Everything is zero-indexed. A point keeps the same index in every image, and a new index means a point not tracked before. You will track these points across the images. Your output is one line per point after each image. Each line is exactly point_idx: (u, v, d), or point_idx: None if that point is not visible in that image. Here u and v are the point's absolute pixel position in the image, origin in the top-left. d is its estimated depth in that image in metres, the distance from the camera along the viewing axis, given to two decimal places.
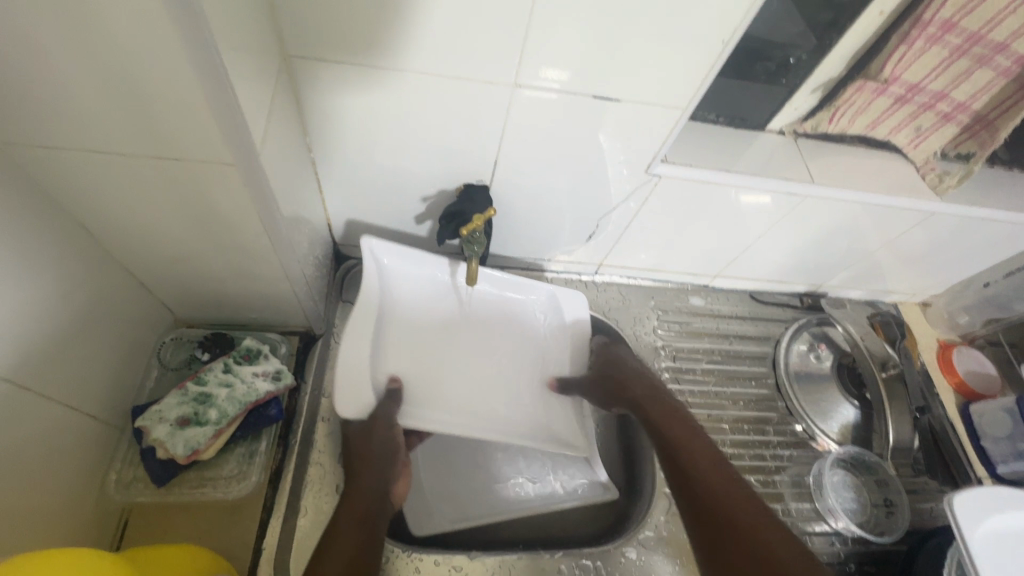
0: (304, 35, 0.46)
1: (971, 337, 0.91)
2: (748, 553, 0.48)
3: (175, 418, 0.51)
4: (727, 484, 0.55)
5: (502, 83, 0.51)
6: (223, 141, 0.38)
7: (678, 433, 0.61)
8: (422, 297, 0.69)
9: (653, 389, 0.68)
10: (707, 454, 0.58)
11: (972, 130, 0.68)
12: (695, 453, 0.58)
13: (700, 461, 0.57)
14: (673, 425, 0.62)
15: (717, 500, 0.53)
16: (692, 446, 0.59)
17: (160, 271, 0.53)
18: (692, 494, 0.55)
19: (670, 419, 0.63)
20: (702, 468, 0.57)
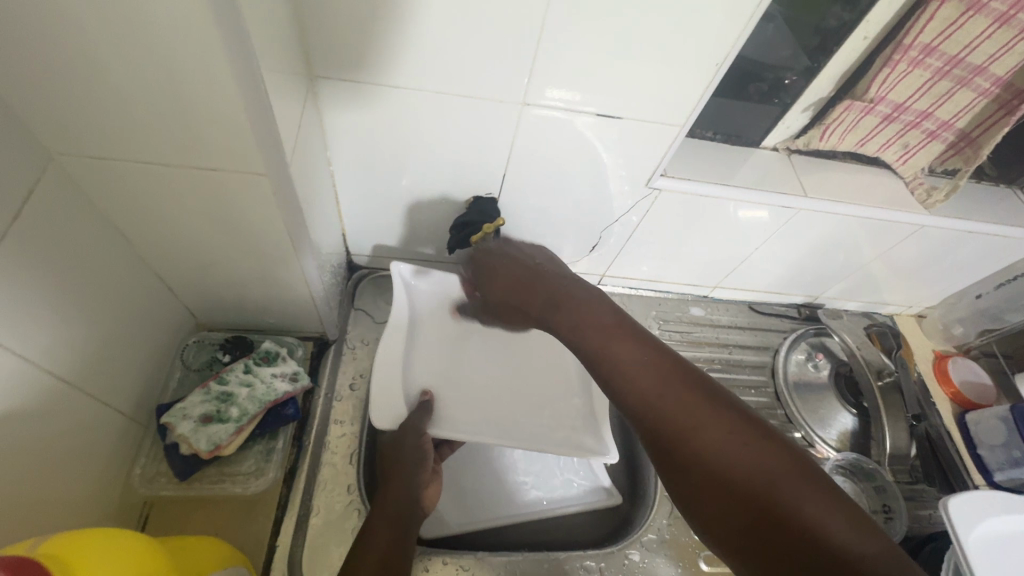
0: (327, 58, 0.50)
1: (967, 348, 0.93)
2: (688, 457, 0.36)
3: (198, 416, 0.53)
4: (661, 371, 0.40)
5: (510, 101, 0.55)
6: (257, 152, 0.41)
7: (597, 331, 0.44)
8: (453, 313, 0.74)
9: (568, 283, 0.52)
10: (631, 346, 0.42)
11: (957, 147, 0.72)
12: (616, 349, 0.42)
13: (625, 357, 0.42)
14: (587, 324, 0.45)
15: (654, 405, 0.39)
16: (612, 342, 0.43)
17: (187, 277, 0.56)
18: (623, 401, 0.40)
19: (590, 314, 0.46)
20: (629, 364, 0.41)
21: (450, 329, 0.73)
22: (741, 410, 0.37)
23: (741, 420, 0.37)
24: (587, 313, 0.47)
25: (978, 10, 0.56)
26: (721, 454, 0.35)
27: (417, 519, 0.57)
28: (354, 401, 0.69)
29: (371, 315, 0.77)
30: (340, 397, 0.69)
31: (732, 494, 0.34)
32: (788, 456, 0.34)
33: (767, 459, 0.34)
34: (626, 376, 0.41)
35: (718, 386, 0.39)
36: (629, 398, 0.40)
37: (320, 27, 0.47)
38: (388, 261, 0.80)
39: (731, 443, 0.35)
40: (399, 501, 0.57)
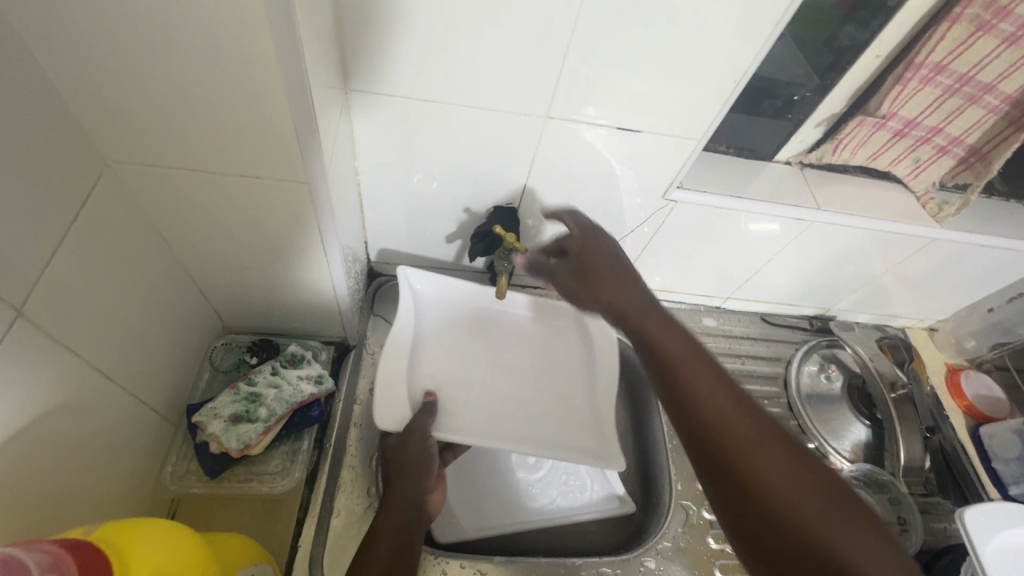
0: (363, 73, 0.52)
1: (979, 362, 0.94)
2: (745, 481, 0.38)
3: (228, 415, 0.54)
4: (731, 404, 0.42)
5: (534, 114, 0.57)
6: (299, 160, 0.43)
7: (678, 349, 0.47)
8: (460, 317, 0.75)
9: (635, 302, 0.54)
10: (704, 372, 0.45)
11: (968, 162, 0.73)
12: (688, 367, 0.45)
13: (697, 380, 0.44)
14: (661, 344, 0.48)
15: (715, 428, 0.41)
16: (684, 365, 0.45)
17: (220, 281, 0.58)
18: (685, 416, 0.43)
19: (662, 335, 0.49)
20: (701, 390, 0.43)
21: (464, 334, 0.75)
22: (806, 454, 0.39)
23: (801, 461, 0.39)
24: (665, 333, 0.49)
25: (986, 30, 0.58)
26: (778, 488, 0.37)
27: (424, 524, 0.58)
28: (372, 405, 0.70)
29: (389, 321, 0.79)
30: (360, 401, 0.70)
31: (786, 524, 0.36)
32: (839, 499, 0.37)
33: (819, 497, 0.37)
34: (693, 396, 0.43)
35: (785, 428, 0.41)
36: (691, 409, 0.42)
37: (358, 43, 0.50)
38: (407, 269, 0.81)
39: (790, 477, 0.38)
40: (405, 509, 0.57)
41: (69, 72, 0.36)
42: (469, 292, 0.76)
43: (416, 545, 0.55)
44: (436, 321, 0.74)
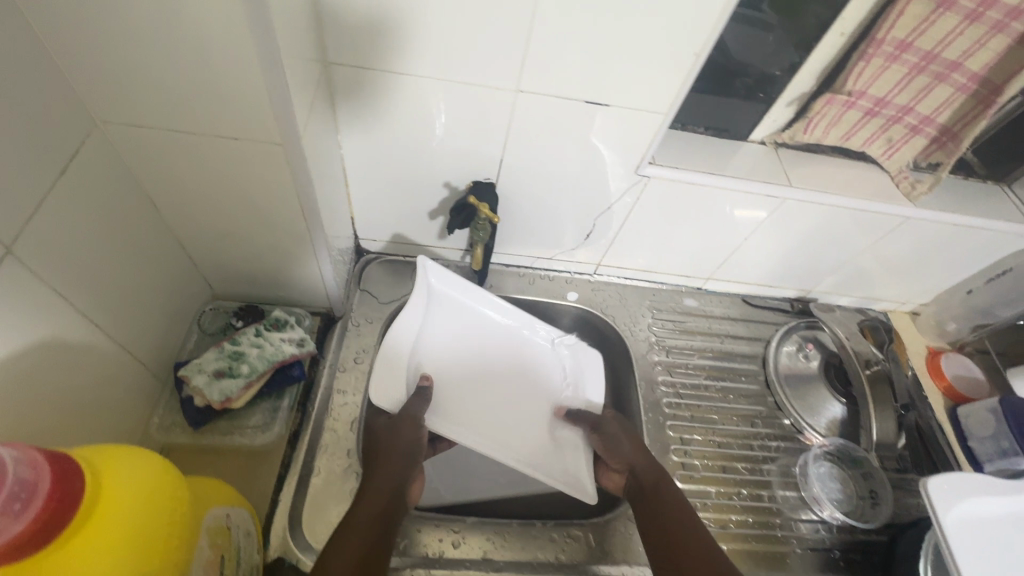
0: (341, 50, 0.55)
1: (960, 345, 0.94)
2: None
3: (212, 370, 0.58)
4: (682, 516, 0.58)
5: (505, 89, 0.59)
6: (274, 121, 0.46)
7: (646, 472, 0.64)
8: (469, 321, 0.78)
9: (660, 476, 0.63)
10: (669, 492, 0.61)
11: (940, 141, 0.74)
12: (659, 487, 0.62)
13: (694, 542, 0.55)
14: (668, 503, 0.60)
15: (673, 538, 0.56)
16: (682, 517, 0.58)
17: (208, 247, 0.61)
18: (650, 523, 0.58)
19: (635, 457, 0.66)
20: (662, 502, 0.60)
21: (472, 326, 0.78)
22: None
23: None
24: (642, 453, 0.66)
25: (947, 7, 0.60)
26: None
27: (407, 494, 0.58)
28: (356, 373, 0.74)
29: (376, 296, 0.81)
30: (343, 369, 0.74)
31: None
32: None
33: None
34: (657, 502, 0.60)
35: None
36: (663, 538, 0.56)
37: (334, 20, 0.52)
38: (393, 247, 0.84)
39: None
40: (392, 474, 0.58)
41: (54, 31, 0.39)
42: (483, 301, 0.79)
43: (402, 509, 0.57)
44: (445, 321, 0.77)
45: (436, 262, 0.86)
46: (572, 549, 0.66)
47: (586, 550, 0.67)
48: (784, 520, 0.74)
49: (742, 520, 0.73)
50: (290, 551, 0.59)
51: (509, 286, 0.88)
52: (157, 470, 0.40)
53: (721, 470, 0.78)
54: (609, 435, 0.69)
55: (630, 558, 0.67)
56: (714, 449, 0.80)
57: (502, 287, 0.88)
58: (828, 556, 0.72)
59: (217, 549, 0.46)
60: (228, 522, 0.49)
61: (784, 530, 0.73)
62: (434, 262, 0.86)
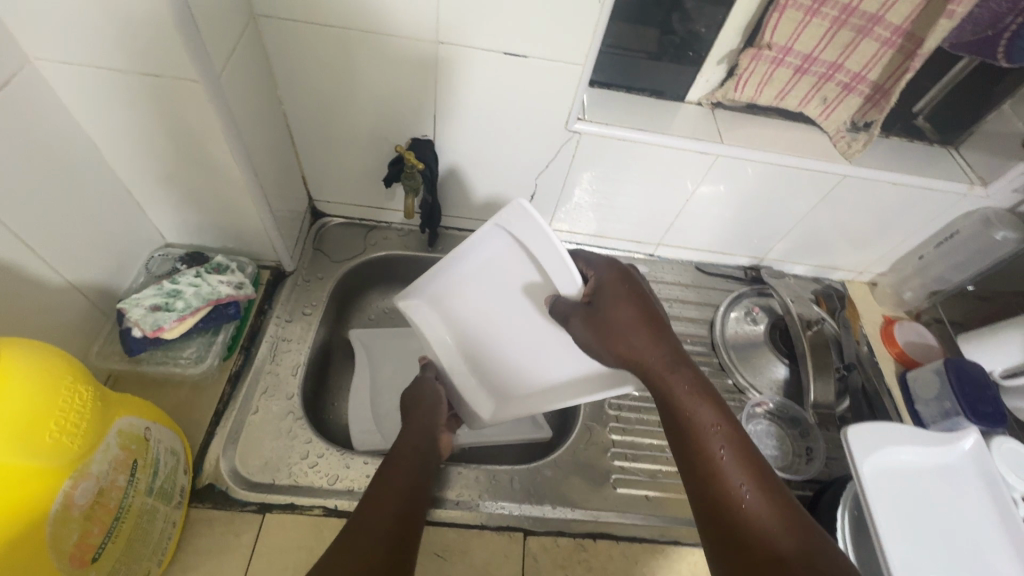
0: (269, 3, 0.59)
1: (917, 313, 0.94)
2: (722, 495, 0.47)
3: (149, 304, 0.62)
4: (704, 402, 0.51)
5: (427, 40, 0.62)
6: (188, 57, 0.50)
7: (656, 356, 0.53)
8: (464, 304, 0.74)
9: (666, 360, 0.52)
10: (684, 376, 0.52)
11: (874, 100, 0.74)
12: (674, 372, 0.52)
13: (715, 442, 0.49)
14: (681, 396, 0.51)
15: (697, 433, 0.49)
16: (700, 410, 0.50)
17: (151, 191, 0.65)
18: (669, 417, 0.52)
19: (641, 344, 0.53)
20: (678, 391, 0.51)
21: (461, 296, 0.74)
22: (779, 488, 0.47)
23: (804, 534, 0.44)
24: (650, 329, 0.54)
25: None
26: (749, 499, 0.46)
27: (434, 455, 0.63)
28: (302, 323, 0.78)
29: (330, 256, 0.86)
30: (291, 320, 0.78)
31: None
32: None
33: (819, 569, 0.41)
34: (674, 395, 0.51)
35: (772, 470, 0.48)
36: (683, 443, 0.50)
37: None
38: (348, 209, 0.89)
39: (762, 493, 0.46)
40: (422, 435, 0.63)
41: None
42: (448, 268, 0.73)
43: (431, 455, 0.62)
44: (452, 324, 0.76)
45: (390, 226, 0.91)
46: (496, 490, 0.67)
47: (510, 490, 0.68)
48: None
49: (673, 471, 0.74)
50: (220, 479, 0.62)
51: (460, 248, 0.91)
52: (61, 376, 0.42)
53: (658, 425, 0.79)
54: (605, 321, 0.55)
55: (554, 500, 0.68)
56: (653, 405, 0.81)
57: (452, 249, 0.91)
58: None
59: (129, 453, 0.49)
60: (146, 434, 0.52)
61: None
62: (390, 227, 0.91)
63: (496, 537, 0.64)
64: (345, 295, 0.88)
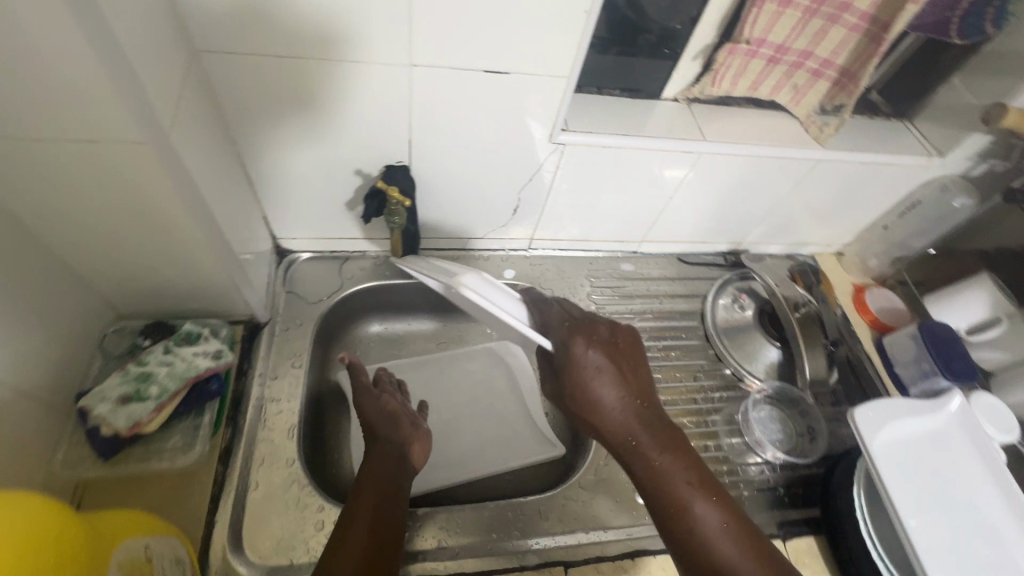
0: (211, 37, 0.51)
1: (882, 279, 0.99)
2: (707, 566, 0.46)
3: (116, 397, 0.55)
4: (687, 477, 0.49)
5: (398, 64, 0.57)
6: (130, 118, 0.42)
7: (635, 430, 0.51)
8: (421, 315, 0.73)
9: (639, 432, 0.51)
10: (658, 445, 0.50)
11: (842, 83, 0.75)
12: (652, 446, 0.50)
13: (695, 514, 0.48)
14: (657, 466, 0.50)
15: (683, 510, 0.48)
16: (677, 481, 0.49)
17: (97, 264, 0.56)
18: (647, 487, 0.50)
19: (612, 415, 0.51)
20: (662, 465, 0.50)
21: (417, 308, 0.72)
22: (761, 548, 0.47)
23: None
24: (626, 400, 0.52)
25: None
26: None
27: (408, 474, 0.63)
28: (289, 379, 0.71)
29: (304, 297, 0.79)
30: (275, 377, 0.71)
31: None
32: None
33: None
34: (658, 470, 0.50)
35: (754, 530, 0.48)
36: (663, 513, 0.49)
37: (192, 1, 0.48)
38: (317, 243, 0.82)
39: (750, 568, 0.46)
40: (395, 457, 0.63)
41: None
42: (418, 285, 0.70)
43: (401, 496, 0.59)
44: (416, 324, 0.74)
45: (364, 255, 0.85)
46: (527, 526, 0.66)
47: (541, 522, 0.66)
48: (731, 467, 0.76)
49: None
50: (233, 572, 0.56)
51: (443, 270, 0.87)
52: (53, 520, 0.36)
53: None
54: (575, 393, 0.53)
55: (585, 524, 0.67)
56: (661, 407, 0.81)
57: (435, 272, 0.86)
58: (773, 494, 0.75)
59: None
60: (148, 554, 0.46)
61: (731, 476, 0.75)
62: (365, 256, 0.85)
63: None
64: (328, 337, 0.81)
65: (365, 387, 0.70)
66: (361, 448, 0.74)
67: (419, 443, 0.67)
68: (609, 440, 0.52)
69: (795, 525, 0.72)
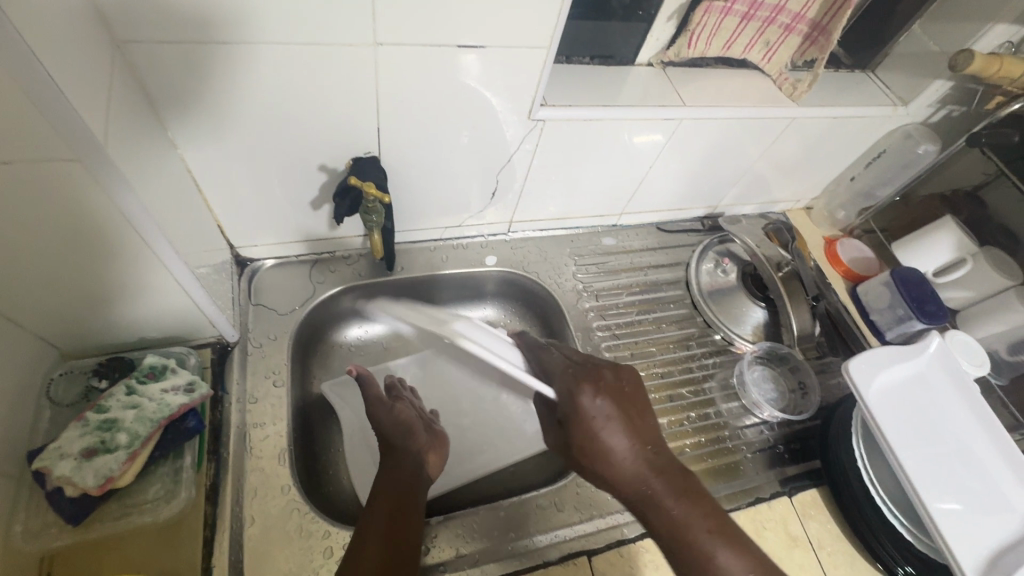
0: (136, 27, 0.43)
1: (850, 230, 1.02)
2: None
3: (79, 451, 0.49)
4: (705, 525, 0.49)
5: (361, 44, 0.50)
6: (51, 130, 0.36)
7: (649, 478, 0.50)
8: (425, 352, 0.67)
9: (657, 483, 0.50)
10: (675, 495, 0.50)
11: (812, 37, 0.75)
12: (670, 495, 0.50)
13: (721, 569, 0.46)
14: (676, 518, 0.49)
15: (703, 561, 0.47)
16: (698, 533, 0.48)
17: (31, 304, 0.48)
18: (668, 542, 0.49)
19: (628, 466, 0.50)
20: (678, 514, 0.49)
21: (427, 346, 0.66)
22: None
23: None
24: (637, 447, 0.51)
25: None
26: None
27: (424, 486, 0.60)
28: (272, 400, 0.65)
29: (275, 308, 0.73)
30: (255, 400, 0.65)
31: None
32: None
33: None
34: (675, 520, 0.49)
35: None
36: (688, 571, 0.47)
37: None
38: (281, 248, 0.75)
39: None
40: (410, 466, 0.60)
41: None
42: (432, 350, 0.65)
43: (419, 508, 0.56)
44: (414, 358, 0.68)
45: (335, 255, 0.79)
46: (544, 519, 0.64)
47: (558, 513, 0.65)
48: (731, 431, 0.78)
49: (696, 442, 0.76)
50: None
51: (422, 263, 0.82)
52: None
53: (668, 400, 0.79)
54: (587, 445, 0.51)
55: (601, 509, 0.66)
56: (658, 380, 0.81)
57: (414, 266, 0.81)
58: (774, 453, 0.76)
59: None
60: None
61: (733, 440, 0.77)
62: (337, 256, 0.78)
63: (561, 568, 0.60)
64: (306, 349, 0.75)
65: (379, 397, 0.66)
66: (358, 462, 0.70)
67: (435, 452, 0.64)
68: (625, 494, 0.51)
69: (798, 479, 0.74)
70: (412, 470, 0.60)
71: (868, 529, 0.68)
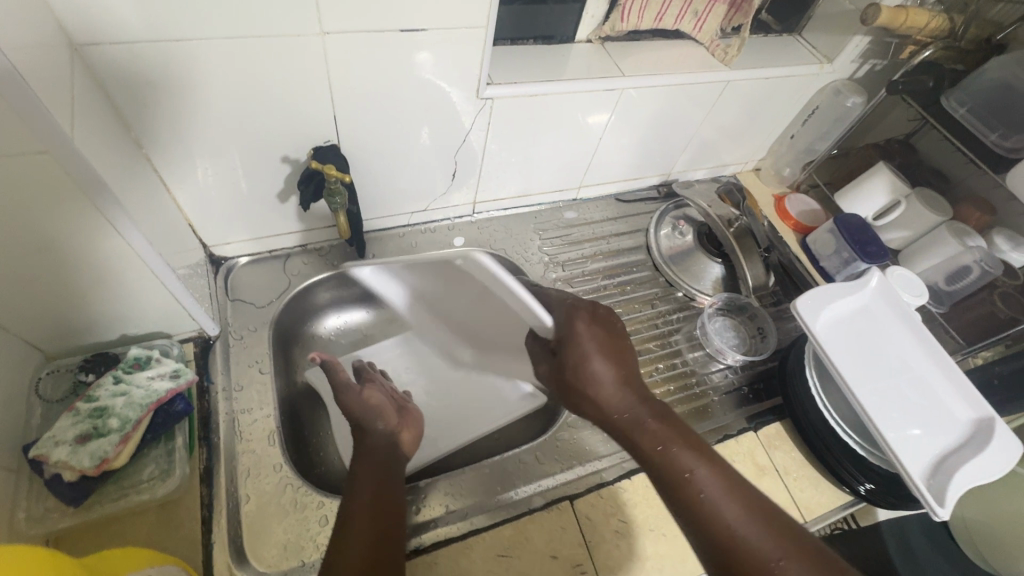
0: (90, 29, 0.46)
1: (797, 185, 1.08)
2: (718, 534, 0.45)
3: (73, 437, 0.52)
4: (682, 443, 0.50)
5: (308, 34, 0.54)
6: (18, 125, 0.39)
7: (631, 406, 0.53)
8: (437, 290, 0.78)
9: (638, 407, 0.53)
10: (655, 419, 0.52)
11: (736, 5, 0.80)
12: (648, 418, 0.52)
13: (701, 481, 0.47)
14: (659, 438, 0.50)
15: (682, 474, 0.48)
16: (675, 451, 0.49)
17: (13, 305, 0.51)
18: (649, 462, 0.50)
19: (610, 390, 0.54)
20: (657, 432, 0.51)
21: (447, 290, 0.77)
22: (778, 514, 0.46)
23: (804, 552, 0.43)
24: (621, 374, 0.54)
25: None
26: (746, 532, 0.44)
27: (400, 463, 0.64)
28: (256, 386, 0.68)
29: (252, 302, 0.75)
30: (241, 389, 0.67)
31: None
32: None
33: None
34: (656, 436, 0.51)
35: (762, 498, 0.47)
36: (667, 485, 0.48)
37: None
38: (255, 244, 0.77)
39: (761, 532, 0.44)
40: (384, 445, 0.63)
41: None
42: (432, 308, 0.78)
43: (398, 483, 0.59)
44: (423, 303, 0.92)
45: (307, 247, 0.82)
46: (528, 473, 0.68)
47: (539, 466, 0.69)
48: (698, 378, 0.82)
49: (666, 390, 0.80)
50: None
51: (392, 249, 0.85)
52: (33, 554, 0.35)
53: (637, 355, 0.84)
54: (579, 369, 0.55)
55: (580, 458, 0.71)
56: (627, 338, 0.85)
57: (384, 252, 0.84)
58: (739, 394, 0.82)
59: None
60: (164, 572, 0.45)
61: (700, 385, 0.82)
62: (310, 249, 0.82)
63: (545, 513, 0.64)
64: (286, 339, 0.78)
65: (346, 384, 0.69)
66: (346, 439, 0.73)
67: (408, 431, 0.68)
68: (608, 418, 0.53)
69: (762, 415, 0.80)
70: (389, 449, 0.63)
71: (828, 452, 0.73)
